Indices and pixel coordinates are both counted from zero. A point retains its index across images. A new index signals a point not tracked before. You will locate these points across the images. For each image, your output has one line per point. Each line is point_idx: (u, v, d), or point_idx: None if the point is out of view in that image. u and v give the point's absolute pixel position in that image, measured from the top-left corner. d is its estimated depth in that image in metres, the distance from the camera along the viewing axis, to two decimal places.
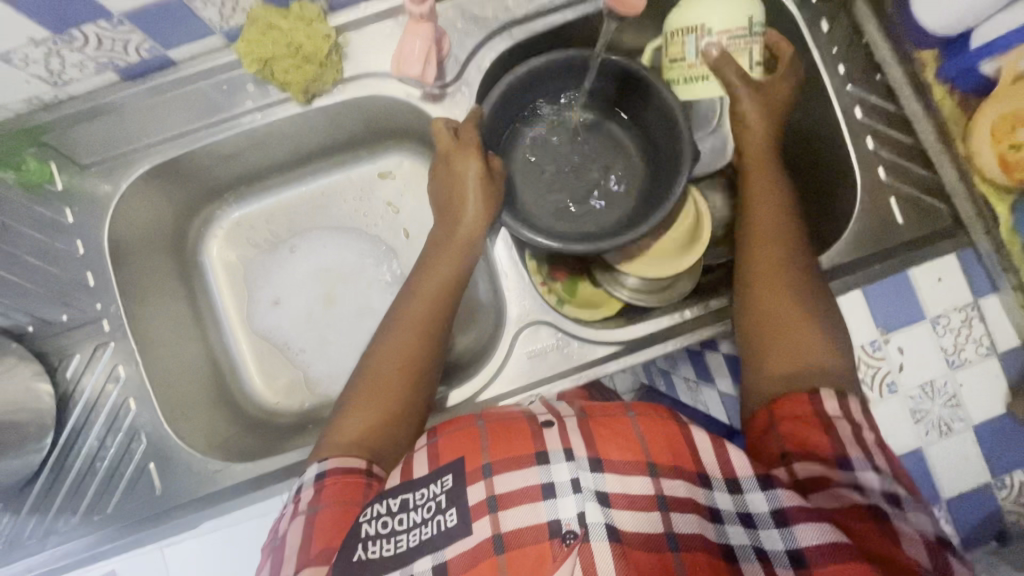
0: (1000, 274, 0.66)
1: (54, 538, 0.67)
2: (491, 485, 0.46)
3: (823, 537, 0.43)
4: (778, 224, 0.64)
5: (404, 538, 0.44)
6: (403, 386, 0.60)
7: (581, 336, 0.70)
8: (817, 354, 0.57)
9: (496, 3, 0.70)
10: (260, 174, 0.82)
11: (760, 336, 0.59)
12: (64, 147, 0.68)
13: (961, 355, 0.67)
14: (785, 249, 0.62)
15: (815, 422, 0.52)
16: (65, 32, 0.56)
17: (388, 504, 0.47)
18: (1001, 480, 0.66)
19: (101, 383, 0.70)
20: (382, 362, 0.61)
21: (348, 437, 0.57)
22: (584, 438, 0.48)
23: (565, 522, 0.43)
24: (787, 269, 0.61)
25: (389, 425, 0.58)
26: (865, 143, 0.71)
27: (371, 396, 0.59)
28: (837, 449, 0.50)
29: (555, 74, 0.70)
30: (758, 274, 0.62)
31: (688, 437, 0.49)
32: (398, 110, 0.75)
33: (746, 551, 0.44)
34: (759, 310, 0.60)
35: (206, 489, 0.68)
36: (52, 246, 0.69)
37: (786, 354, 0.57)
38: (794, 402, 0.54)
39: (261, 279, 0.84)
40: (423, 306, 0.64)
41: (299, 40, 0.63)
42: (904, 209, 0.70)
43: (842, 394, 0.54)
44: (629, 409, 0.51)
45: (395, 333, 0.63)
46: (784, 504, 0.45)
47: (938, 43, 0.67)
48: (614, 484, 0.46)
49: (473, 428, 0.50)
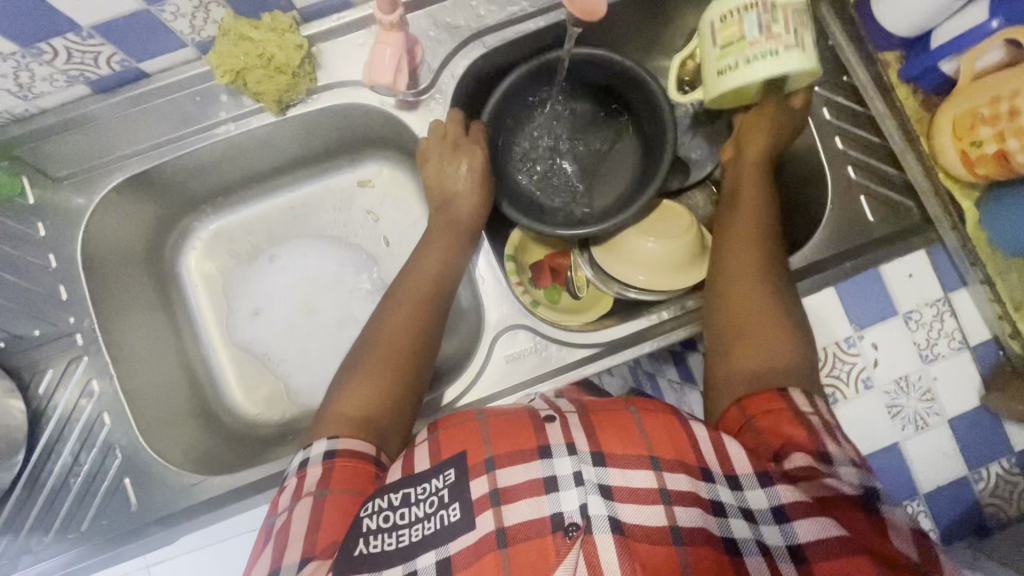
0: (968, 268, 0.68)
1: (27, 558, 0.65)
2: (495, 479, 0.46)
3: (819, 532, 0.44)
4: (752, 229, 0.67)
5: (407, 532, 0.45)
6: (411, 363, 0.61)
7: (559, 340, 0.70)
8: (779, 351, 0.58)
9: (468, 12, 0.71)
10: (240, 185, 0.82)
11: (728, 331, 0.62)
12: (37, 161, 0.68)
13: (934, 350, 0.68)
14: (755, 253, 0.65)
15: (786, 416, 0.53)
16: (33, 46, 0.56)
17: (389, 499, 0.47)
18: (978, 473, 0.67)
19: (75, 398, 0.69)
20: (394, 338, 0.62)
21: (352, 409, 0.57)
22: (586, 432, 0.48)
23: (567, 514, 0.43)
24: (751, 271, 0.64)
25: (391, 400, 0.59)
26: (833, 143, 0.73)
27: (382, 373, 0.59)
28: (814, 443, 0.51)
29: (542, 78, 0.75)
30: (733, 274, 0.65)
31: (687, 429, 0.49)
32: (374, 119, 0.76)
33: (749, 545, 0.44)
34: (729, 308, 0.63)
35: (184, 502, 0.67)
36: (23, 259, 0.68)
37: (754, 346, 0.59)
38: (766, 396, 0.55)
39: (240, 288, 0.84)
40: (419, 291, 0.66)
41: (269, 51, 0.63)
42: (874, 207, 0.71)
43: (808, 393, 0.56)
44: (629, 404, 0.52)
45: (399, 309, 0.65)
46: (784, 501, 0.46)
47: (900, 45, 0.69)
48: (617, 477, 0.45)
49: (474, 422, 0.51)
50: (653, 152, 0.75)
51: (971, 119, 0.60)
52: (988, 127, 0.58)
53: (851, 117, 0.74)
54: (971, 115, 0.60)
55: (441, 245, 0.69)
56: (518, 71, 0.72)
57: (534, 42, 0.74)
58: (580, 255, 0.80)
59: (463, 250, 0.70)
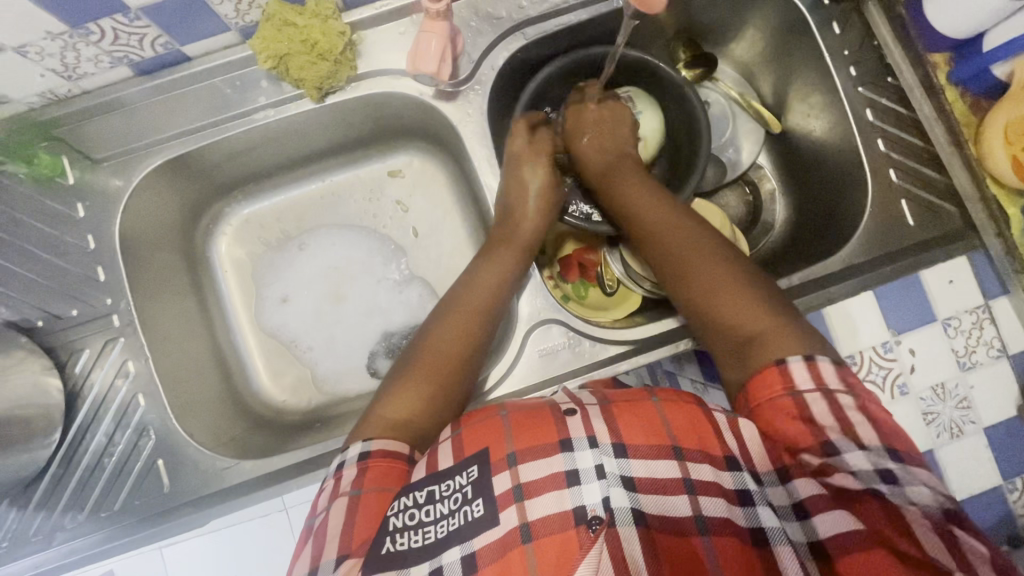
0: (1011, 276, 0.67)
1: (60, 535, 0.66)
2: (516, 474, 0.46)
3: (843, 525, 0.43)
4: (661, 218, 0.65)
5: (433, 529, 0.45)
6: (457, 365, 0.61)
7: (593, 335, 0.69)
8: (756, 325, 0.56)
9: (509, 3, 0.70)
10: (273, 172, 0.82)
11: (713, 330, 0.59)
12: (79, 142, 0.68)
13: (972, 357, 0.68)
14: (677, 229, 0.64)
15: (787, 403, 0.50)
16: (82, 26, 0.56)
17: (414, 496, 0.47)
18: (1012, 482, 0.66)
19: (110, 378, 0.69)
20: (439, 341, 0.62)
21: (394, 412, 0.57)
22: (607, 422, 0.49)
23: (590, 507, 0.43)
24: (689, 249, 0.63)
25: (431, 407, 0.58)
26: (876, 145, 0.71)
27: (426, 374, 0.60)
28: (818, 433, 0.48)
29: (582, 70, 0.74)
30: (678, 266, 0.63)
31: (710, 418, 0.50)
32: (409, 109, 0.76)
33: (778, 535, 0.45)
34: (701, 302, 0.60)
35: (214, 486, 0.67)
36: (62, 240, 0.69)
37: (741, 327, 0.57)
38: (766, 381, 0.52)
39: (269, 274, 0.84)
40: (479, 297, 0.65)
41: (313, 36, 0.63)
42: (914, 209, 0.69)
43: (807, 357, 0.52)
44: (652, 395, 0.52)
45: (452, 317, 0.64)
46: (804, 496, 0.46)
47: (950, 47, 0.67)
48: (640, 469, 0.46)
49: (496, 418, 0.51)
50: (684, 157, 0.76)
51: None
52: None
53: (896, 119, 0.71)
54: None
55: (500, 261, 0.68)
56: (557, 63, 0.72)
57: (575, 35, 0.73)
58: (608, 253, 0.80)
59: (522, 268, 0.69)
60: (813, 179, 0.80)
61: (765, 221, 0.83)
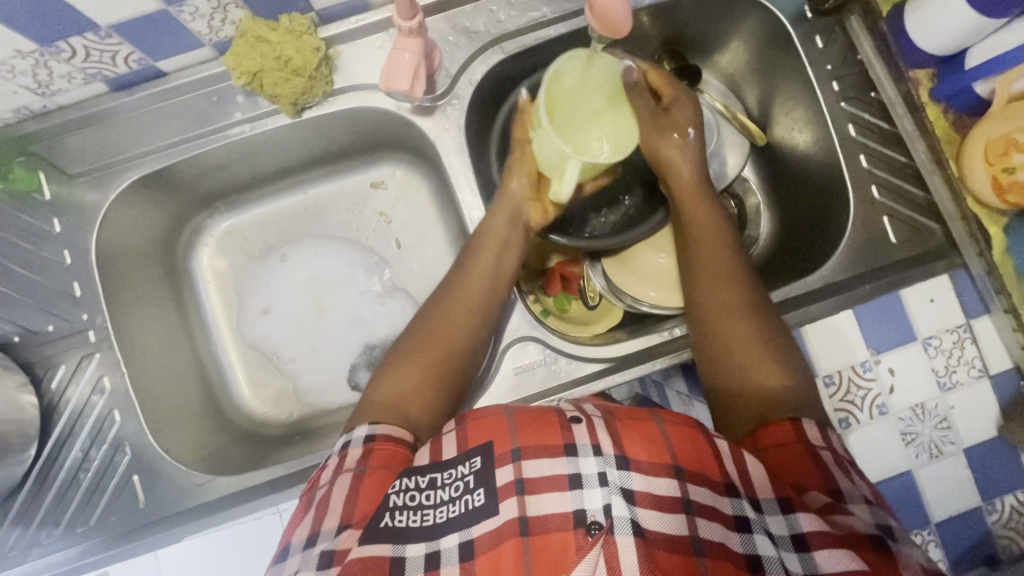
0: (992, 296, 0.66)
1: (36, 551, 0.66)
2: (519, 469, 0.46)
3: (845, 564, 0.42)
4: (719, 262, 0.64)
5: (433, 513, 0.46)
6: (453, 350, 0.61)
7: (569, 353, 0.69)
8: (779, 383, 0.56)
9: (487, 17, 0.69)
10: (254, 184, 0.81)
11: (735, 381, 0.58)
12: (54, 157, 0.68)
13: (953, 377, 0.67)
14: (730, 276, 0.62)
15: (798, 450, 0.51)
16: (52, 44, 0.56)
17: (416, 479, 0.48)
18: (992, 504, 0.66)
19: (86, 394, 0.69)
20: (435, 328, 0.62)
21: (388, 397, 0.57)
22: (611, 437, 0.47)
23: (590, 513, 0.43)
24: (737, 299, 0.61)
25: (441, 392, 0.59)
26: (858, 161, 0.71)
27: (418, 360, 0.59)
28: (824, 478, 0.49)
29: None
30: (718, 315, 0.61)
31: (714, 445, 0.48)
32: (390, 124, 0.75)
33: (773, 563, 0.43)
34: (732, 355, 0.58)
35: (190, 502, 0.68)
36: (38, 255, 0.69)
37: (762, 387, 0.56)
38: (776, 427, 0.53)
39: (252, 285, 0.84)
40: (477, 280, 0.64)
41: (287, 53, 0.63)
42: (897, 227, 0.69)
43: (822, 426, 0.54)
44: (657, 414, 0.50)
45: (448, 304, 0.63)
46: (805, 529, 0.45)
47: (933, 63, 0.66)
48: (640, 483, 0.45)
49: (501, 414, 0.50)
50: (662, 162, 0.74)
51: (1004, 144, 0.59)
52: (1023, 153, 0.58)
53: (878, 135, 0.71)
54: (1005, 141, 0.59)
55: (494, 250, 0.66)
56: None
57: (556, 49, 0.72)
58: (591, 266, 0.79)
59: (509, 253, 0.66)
60: (793, 192, 0.79)
61: (751, 234, 0.81)
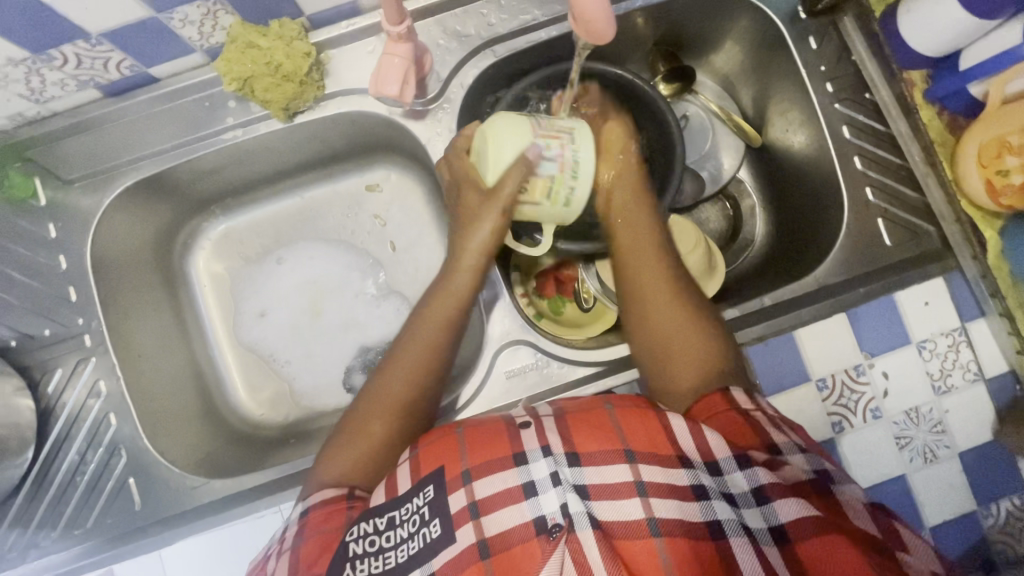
0: (987, 299, 0.66)
1: (34, 552, 0.68)
2: (472, 491, 0.45)
3: (803, 511, 0.43)
4: (643, 240, 0.63)
5: (393, 555, 0.44)
6: (398, 421, 0.58)
7: (560, 356, 0.69)
8: (706, 355, 0.57)
9: (478, 20, 0.70)
10: (248, 188, 0.82)
11: (662, 360, 0.58)
12: (50, 163, 0.69)
13: (947, 381, 0.67)
14: (654, 254, 0.63)
15: (734, 417, 0.51)
16: (44, 52, 0.57)
17: (374, 523, 0.47)
18: (987, 508, 0.65)
19: (82, 398, 0.70)
20: (383, 396, 0.58)
21: (331, 473, 0.55)
22: (561, 434, 0.48)
23: (549, 516, 0.43)
24: (661, 274, 0.61)
25: (383, 446, 0.57)
26: (852, 162, 0.70)
27: (358, 435, 0.57)
28: (765, 437, 0.49)
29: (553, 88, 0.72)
30: (646, 292, 0.61)
31: (663, 421, 0.48)
32: (383, 128, 0.75)
33: (734, 527, 0.43)
34: (660, 333, 0.59)
35: (187, 504, 0.68)
36: (35, 260, 0.69)
37: (687, 364, 0.57)
38: (709, 402, 0.53)
39: (248, 290, 0.84)
40: (424, 348, 0.60)
41: (277, 59, 0.63)
42: (891, 229, 0.68)
43: (750, 393, 0.54)
44: (606, 403, 0.51)
45: (393, 371, 0.60)
46: (763, 482, 0.45)
47: (927, 64, 0.66)
48: (592, 476, 0.45)
49: (451, 434, 0.50)
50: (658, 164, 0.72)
51: (998, 147, 0.58)
52: (1015, 156, 0.57)
53: (872, 136, 0.70)
54: (998, 144, 0.58)
55: (440, 317, 0.61)
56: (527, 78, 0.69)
57: (548, 52, 0.72)
58: (585, 269, 0.79)
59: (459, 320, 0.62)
60: (787, 194, 0.78)
61: (745, 237, 0.81)
